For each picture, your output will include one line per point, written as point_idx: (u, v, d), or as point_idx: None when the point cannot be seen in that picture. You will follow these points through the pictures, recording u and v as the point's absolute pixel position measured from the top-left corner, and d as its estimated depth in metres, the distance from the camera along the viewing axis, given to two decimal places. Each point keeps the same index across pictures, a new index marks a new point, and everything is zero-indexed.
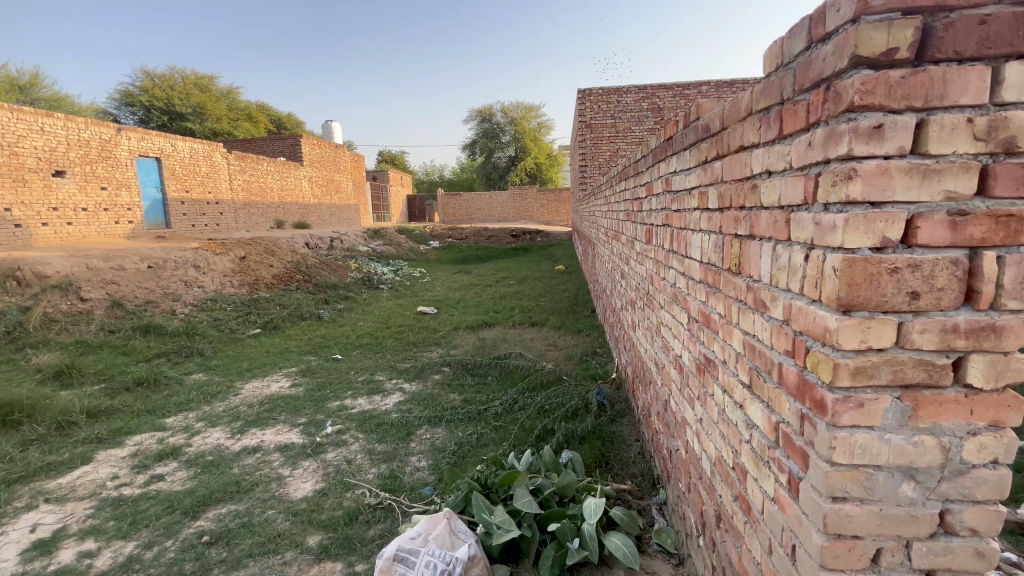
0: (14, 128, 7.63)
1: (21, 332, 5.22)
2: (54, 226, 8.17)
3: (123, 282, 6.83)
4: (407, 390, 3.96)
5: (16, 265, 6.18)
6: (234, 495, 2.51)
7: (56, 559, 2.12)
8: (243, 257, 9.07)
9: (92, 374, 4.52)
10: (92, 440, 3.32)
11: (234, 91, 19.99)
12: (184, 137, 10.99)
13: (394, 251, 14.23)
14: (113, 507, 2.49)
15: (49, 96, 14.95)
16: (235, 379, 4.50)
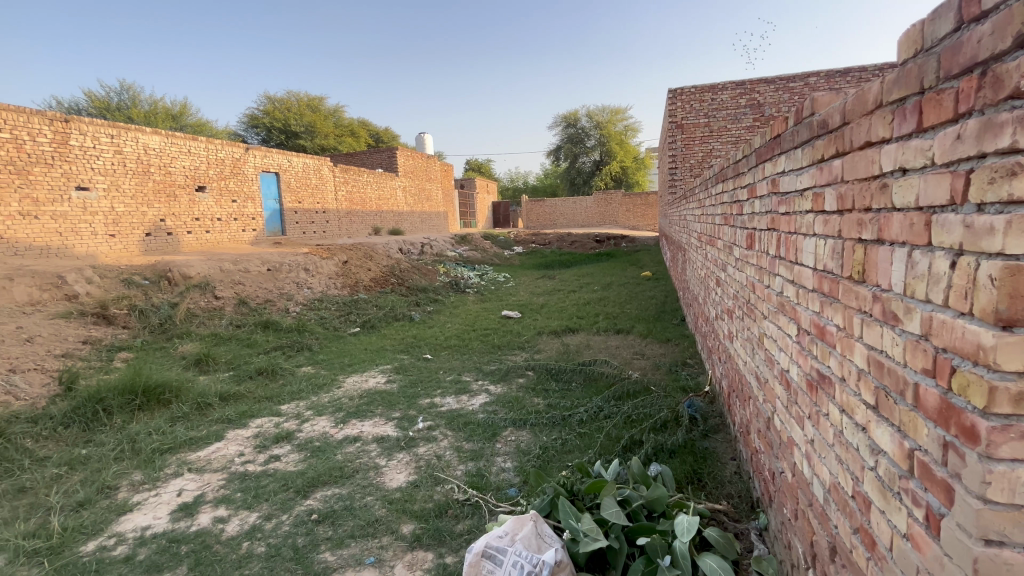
0: (168, 151, 8.98)
1: (171, 324, 6.13)
2: (195, 234, 9.50)
3: (248, 283, 7.76)
4: (492, 391, 4.06)
5: (168, 266, 7.27)
6: (338, 479, 2.74)
7: (196, 521, 2.45)
8: (345, 261, 9.88)
9: (223, 362, 5.19)
10: (223, 420, 3.81)
11: (340, 110, 21.91)
12: (299, 153, 12.24)
13: (480, 256, 14.67)
14: (240, 480, 2.83)
15: (194, 122, 17.45)
16: (338, 373, 4.92)
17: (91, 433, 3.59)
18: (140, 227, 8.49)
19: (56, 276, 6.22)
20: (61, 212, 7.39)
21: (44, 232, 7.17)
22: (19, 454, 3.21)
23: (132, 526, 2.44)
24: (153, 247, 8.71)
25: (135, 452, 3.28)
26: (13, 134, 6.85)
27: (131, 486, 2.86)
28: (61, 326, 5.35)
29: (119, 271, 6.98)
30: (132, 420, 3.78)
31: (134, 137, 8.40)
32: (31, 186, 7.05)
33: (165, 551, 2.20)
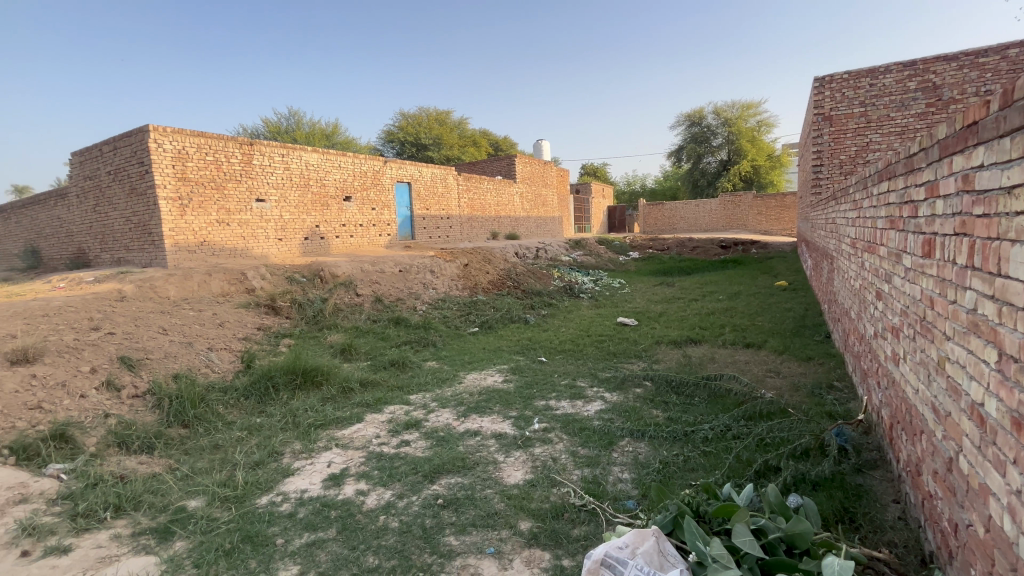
0: (324, 166, 10.34)
1: (322, 316, 7.03)
2: (342, 238, 10.80)
3: (383, 283, 8.60)
4: (608, 399, 3.99)
5: (321, 266, 8.35)
6: (461, 469, 2.91)
7: (343, 491, 2.78)
8: (466, 264, 10.46)
9: (363, 353, 5.82)
10: (363, 403, 4.28)
11: (464, 122, 23.28)
12: (428, 164, 13.28)
13: (595, 261, 14.52)
14: (377, 460, 3.15)
15: (343, 139, 19.83)
16: (460, 369, 5.23)
17: (264, 405, 4.28)
18: (301, 232, 9.90)
19: (240, 273, 7.52)
20: (245, 219, 8.93)
21: (233, 236, 8.74)
22: (214, 417, 3.95)
23: (293, 488, 2.85)
24: (309, 249, 10.09)
25: (295, 425, 3.83)
26: (214, 156, 8.45)
27: (293, 453, 3.35)
28: (242, 314, 6.45)
29: (284, 270, 8.19)
30: (293, 398, 4.42)
31: (299, 155, 9.82)
32: (225, 199, 8.63)
33: (319, 513, 2.54)
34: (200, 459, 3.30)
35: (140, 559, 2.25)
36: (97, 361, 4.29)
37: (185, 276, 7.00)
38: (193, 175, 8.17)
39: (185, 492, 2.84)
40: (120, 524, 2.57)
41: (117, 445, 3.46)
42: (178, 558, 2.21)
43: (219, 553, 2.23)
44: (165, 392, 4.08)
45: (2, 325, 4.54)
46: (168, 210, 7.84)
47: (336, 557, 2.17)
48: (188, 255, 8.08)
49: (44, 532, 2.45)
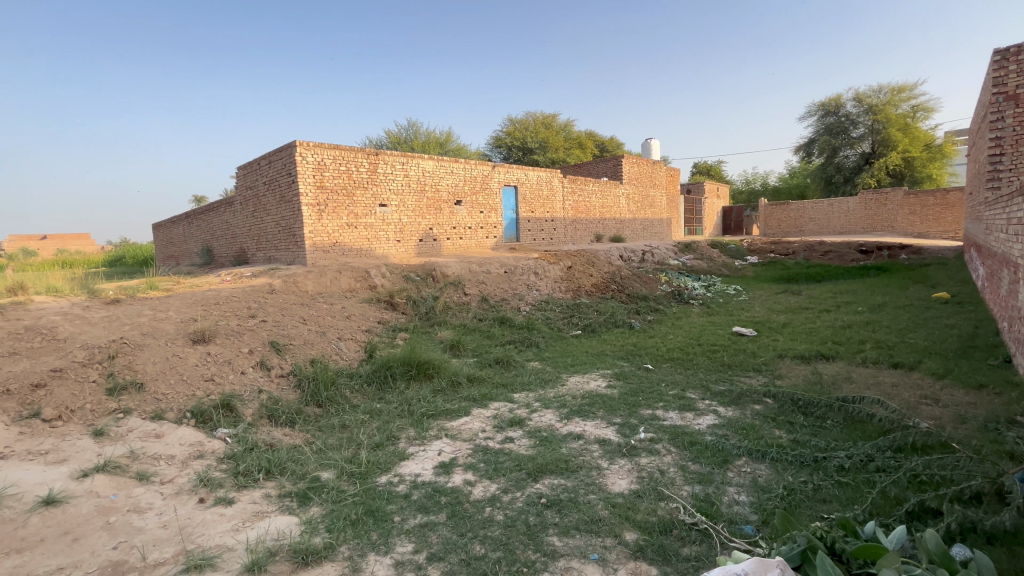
0: (438, 172, 11.02)
1: (433, 313, 7.49)
2: (452, 240, 11.41)
3: (489, 283, 8.91)
4: (722, 414, 3.71)
5: (433, 267, 8.89)
6: (563, 471, 2.92)
7: (452, 479, 2.94)
8: (570, 266, 10.44)
9: (470, 350, 6.10)
10: (470, 398, 4.47)
11: (570, 124, 23.27)
12: (535, 167, 13.47)
13: (706, 266, 13.62)
14: (483, 453, 3.28)
15: (454, 147, 20.94)
16: (562, 371, 5.24)
17: (383, 393, 4.68)
18: (416, 234, 10.65)
19: (365, 271, 8.31)
20: (370, 222, 9.84)
21: (359, 238, 9.68)
22: (342, 400, 4.41)
23: (408, 471, 3.08)
24: (423, 250, 10.82)
25: (410, 413, 4.13)
26: (346, 166, 9.44)
27: (408, 439, 3.62)
28: (365, 309, 7.11)
29: (401, 269, 8.86)
30: (408, 388, 4.78)
31: (417, 163, 10.58)
32: (354, 204, 9.59)
33: (430, 497, 2.71)
34: (331, 437, 3.71)
35: (284, 518, 2.59)
36: (254, 344, 5.02)
37: (321, 273, 7.91)
38: (329, 184, 9.21)
39: (319, 464, 3.22)
40: (269, 485, 2.98)
41: (267, 417, 4.02)
42: (314, 522, 2.50)
43: (347, 521, 2.48)
44: (304, 375, 4.65)
45: (187, 310, 5.52)
46: (309, 215, 8.92)
47: (446, 541, 2.29)
48: (323, 254, 9.13)
49: (214, 485, 2.93)
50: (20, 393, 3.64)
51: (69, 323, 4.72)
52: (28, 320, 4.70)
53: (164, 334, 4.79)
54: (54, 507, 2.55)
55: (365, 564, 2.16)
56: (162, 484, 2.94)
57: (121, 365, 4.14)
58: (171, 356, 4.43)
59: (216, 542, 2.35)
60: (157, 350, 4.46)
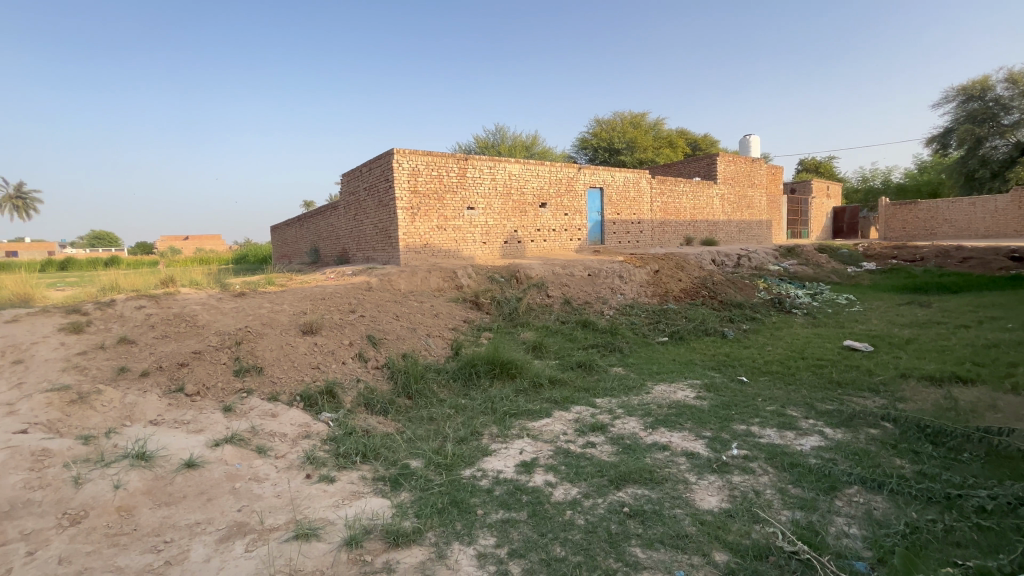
0: (524, 175, 11.16)
1: (516, 314, 7.61)
2: (536, 242, 11.50)
3: (572, 286, 8.85)
4: (829, 436, 3.37)
5: (517, 268, 9.02)
6: (647, 482, 2.82)
7: (533, 478, 2.97)
8: (657, 270, 10.06)
9: (552, 352, 6.12)
10: (551, 400, 4.49)
11: (660, 122, 22.40)
12: (622, 168, 13.16)
13: (813, 272, 12.40)
14: (564, 455, 3.28)
15: (540, 150, 21.08)
16: (647, 378, 5.07)
17: (468, 389, 4.85)
18: (501, 236, 10.88)
19: (452, 271, 8.67)
20: (458, 225, 10.24)
21: (448, 240, 10.11)
22: (430, 394, 4.65)
23: (491, 467, 3.16)
24: (507, 252, 11.02)
25: (493, 410, 4.24)
26: (438, 172, 9.91)
27: (491, 436, 3.71)
28: (452, 308, 7.40)
29: (486, 270, 9.10)
30: (491, 386, 4.90)
31: (504, 167, 10.82)
32: (444, 208, 10.04)
33: (512, 494, 2.76)
34: (419, 428, 3.92)
35: (378, 500, 2.78)
36: (353, 337, 5.45)
37: (412, 272, 8.36)
38: (422, 188, 9.73)
39: (408, 453, 3.41)
40: (365, 468, 3.22)
41: (363, 405, 4.34)
42: (404, 506, 2.66)
43: (434, 509, 2.61)
44: (396, 368, 4.96)
45: (298, 303, 6.13)
46: (403, 218, 9.49)
47: (527, 539, 2.32)
48: (415, 255, 9.65)
49: (319, 463, 3.23)
50: (169, 370, 4.28)
51: (206, 312, 5.45)
52: (175, 308, 5.50)
53: (279, 324, 5.36)
54: (193, 470, 2.97)
55: (449, 552, 2.25)
56: (276, 458, 3.30)
57: (246, 350, 4.70)
58: (285, 345, 4.95)
59: (319, 515, 2.59)
60: (274, 339, 5.00)
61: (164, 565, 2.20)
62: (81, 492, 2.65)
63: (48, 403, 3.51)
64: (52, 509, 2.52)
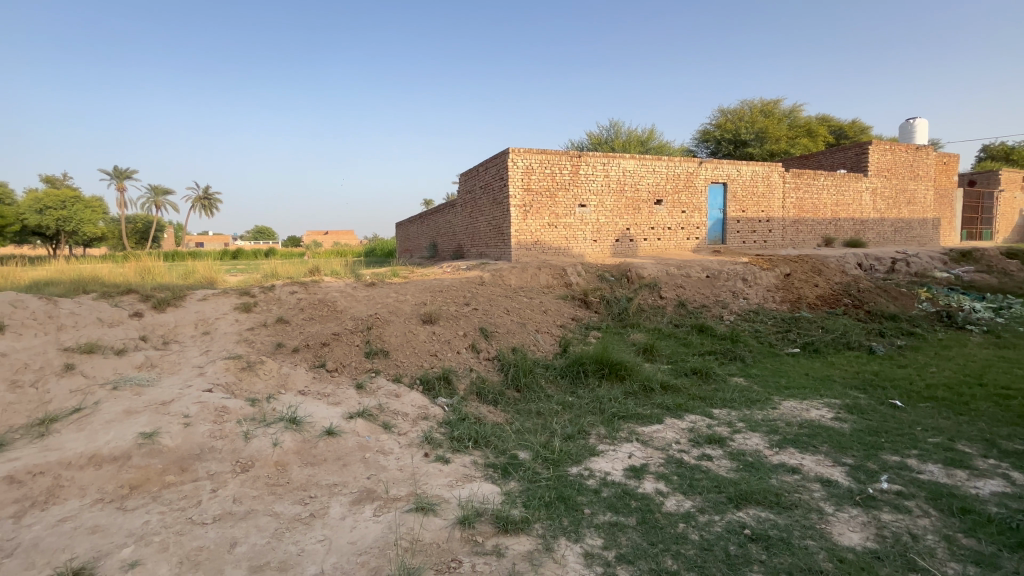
0: (640, 171, 10.77)
1: (626, 315, 7.40)
2: (650, 241, 11.03)
3: (688, 288, 8.35)
4: (1017, 481, 2.77)
5: (629, 267, 8.73)
6: (773, 505, 2.58)
7: (643, 485, 2.87)
8: (788, 274, 9.08)
9: (664, 356, 5.85)
10: (663, 406, 4.29)
11: (797, 109, 20.07)
12: (749, 162, 12.06)
13: (997, 282, 10.22)
14: (677, 465, 3.12)
15: (656, 144, 20.14)
16: (773, 392, 4.60)
17: (576, 387, 4.84)
18: (613, 234, 10.64)
19: (562, 269, 8.68)
20: (569, 222, 10.24)
21: (559, 237, 10.16)
22: (538, 389, 4.73)
23: (599, 468, 3.12)
24: (619, 251, 10.73)
25: (601, 411, 4.18)
26: (551, 169, 10.00)
27: (599, 436, 3.67)
28: (561, 305, 7.42)
29: (596, 268, 8.96)
30: (599, 386, 4.84)
31: (618, 163, 10.55)
32: (556, 205, 10.10)
33: (620, 498, 2.70)
34: (528, 421, 4.01)
35: (488, 485, 2.90)
36: (467, 329, 5.74)
37: (523, 269, 8.55)
38: (535, 186, 9.89)
39: (517, 444, 3.51)
40: (477, 454, 3.39)
41: (476, 393, 4.56)
42: (512, 495, 2.75)
43: (541, 502, 2.65)
44: (507, 360, 5.13)
45: (420, 295, 6.62)
46: (515, 216, 9.75)
47: (636, 546, 2.26)
48: (526, 252, 9.86)
49: (435, 444, 3.47)
50: (315, 348, 4.91)
51: (344, 299, 6.14)
52: (320, 294, 6.27)
53: (403, 313, 5.85)
54: (332, 437, 3.38)
55: (556, 546, 2.28)
56: (399, 435, 3.61)
57: (375, 334, 5.20)
58: (408, 332, 5.38)
59: (436, 492, 2.78)
60: (399, 326, 5.47)
61: (309, 516, 2.53)
62: (248, 445, 3.15)
63: (226, 368, 4.24)
64: (228, 456, 3.05)
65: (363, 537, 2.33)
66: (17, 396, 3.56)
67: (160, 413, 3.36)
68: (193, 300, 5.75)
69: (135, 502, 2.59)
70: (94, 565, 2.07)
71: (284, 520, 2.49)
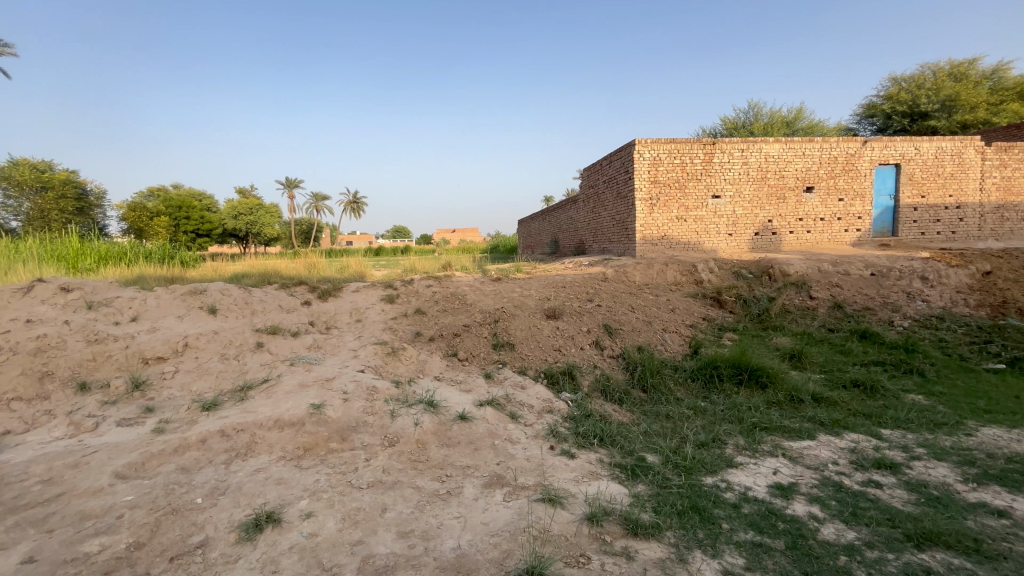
0: (786, 156, 9.63)
1: (767, 316, 6.69)
2: (797, 234, 9.78)
3: (846, 287, 7.24)
4: None
5: (771, 263, 7.85)
6: (969, 552, 2.13)
7: (793, 506, 2.57)
8: (988, 272, 7.39)
9: (815, 364, 5.17)
10: (816, 421, 3.80)
11: (1004, 67, 16.15)
12: (932, 137, 10.06)
13: None
14: (834, 489, 2.74)
15: (806, 124, 17.79)
16: (967, 416, 3.79)
17: (709, 392, 4.50)
18: (751, 227, 9.67)
19: (691, 265, 8.14)
20: (700, 215, 9.57)
21: (688, 231, 9.55)
22: (666, 390, 4.52)
23: (738, 481, 2.87)
24: (758, 245, 9.71)
25: (739, 420, 3.84)
26: (681, 159, 9.44)
27: (737, 447, 3.38)
28: (691, 303, 6.97)
29: (731, 265, 8.24)
30: (737, 393, 4.44)
31: (759, 148, 9.58)
32: (686, 197, 9.51)
33: (764, 517, 2.46)
34: (656, 423, 3.85)
35: (615, 485, 2.84)
36: (591, 325, 5.69)
37: (648, 265, 8.20)
38: (663, 178, 9.42)
39: (644, 446, 3.39)
40: (602, 452, 3.35)
41: (600, 391, 4.51)
42: (641, 498, 2.66)
43: (674, 509, 2.53)
44: (632, 359, 4.97)
45: (544, 290, 6.72)
46: (641, 209, 9.39)
47: (785, 573, 2.04)
48: (651, 247, 9.45)
49: (560, 438, 3.51)
50: (448, 338, 5.28)
51: (473, 293, 6.50)
52: (452, 288, 6.72)
53: (528, 307, 6.00)
54: (465, 422, 3.60)
55: (691, 558, 2.15)
56: (525, 425, 3.72)
57: (502, 327, 5.42)
58: (533, 326, 5.51)
59: (562, 485, 2.81)
60: (524, 319, 5.62)
61: (446, 493, 2.74)
62: (395, 422, 3.51)
63: (375, 352, 4.76)
64: (379, 431, 3.43)
65: (495, 520, 2.45)
66: (224, 366, 4.41)
67: (326, 388, 3.91)
68: (349, 292, 6.56)
69: (308, 462, 3.05)
70: (280, 510, 2.48)
71: (425, 493, 2.73)
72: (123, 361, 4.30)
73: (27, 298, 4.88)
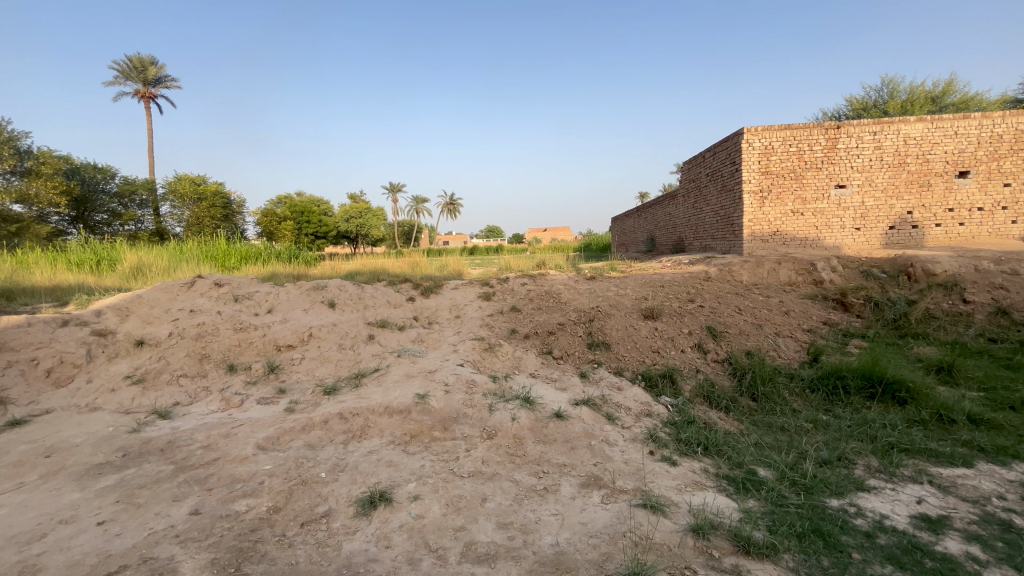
0: (932, 137, 8.33)
1: (906, 322, 5.83)
2: (946, 227, 8.37)
3: (1014, 288, 6.06)
4: None
5: (911, 261, 6.84)
6: None
7: (944, 542, 2.22)
8: None
9: (971, 379, 4.41)
10: (972, 446, 3.24)
11: None
12: None
13: None
14: (1001, 528, 2.31)
15: (959, 99, 15.21)
16: None
17: (832, 406, 4.04)
18: (885, 219, 8.47)
19: (810, 263, 7.35)
20: (821, 208, 8.61)
21: (806, 226, 8.63)
22: (780, 401, 4.13)
23: (871, 507, 2.54)
24: (895, 240, 8.47)
25: (870, 438, 3.40)
26: (797, 146, 8.59)
27: (868, 469, 2.99)
28: (809, 305, 6.30)
29: (859, 264, 7.33)
30: (867, 408, 3.92)
31: (896, 130, 8.38)
32: (803, 188, 8.62)
33: (907, 552, 2.15)
34: (768, 435, 3.54)
35: (723, 498, 2.67)
36: (693, 327, 5.38)
37: (758, 263, 7.55)
38: (776, 168, 8.64)
39: (755, 458, 3.14)
40: (707, 461, 3.15)
41: (703, 397, 4.25)
42: (753, 514, 2.46)
43: (792, 531, 2.30)
44: (740, 365, 4.62)
45: (641, 289, 6.49)
46: (749, 203, 8.70)
47: None
48: (761, 243, 8.70)
49: (661, 443, 3.37)
50: (543, 336, 5.32)
51: (568, 292, 6.47)
52: (546, 286, 6.76)
53: (624, 306, 5.82)
54: (561, 420, 3.60)
55: None
56: (623, 428, 3.63)
57: (597, 327, 5.33)
58: (629, 326, 5.35)
59: (663, 493, 2.70)
60: (620, 319, 5.48)
61: (543, 489, 2.76)
62: (492, 416, 3.62)
63: (473, 348, 4.94)
64: (477, 424, 3.55)
65: (593, 521, 2.43)
66: (341, 355, 4.87)
67: (429, 379, 4.14)
68: (449, 289, 6.87)
69: (414, 447, 3.25)
70: (391, 491, 2.67)
71: (523, 488, 2.78)
72: (261, 348, 4.93)
73: (190, 291, 5.78)
